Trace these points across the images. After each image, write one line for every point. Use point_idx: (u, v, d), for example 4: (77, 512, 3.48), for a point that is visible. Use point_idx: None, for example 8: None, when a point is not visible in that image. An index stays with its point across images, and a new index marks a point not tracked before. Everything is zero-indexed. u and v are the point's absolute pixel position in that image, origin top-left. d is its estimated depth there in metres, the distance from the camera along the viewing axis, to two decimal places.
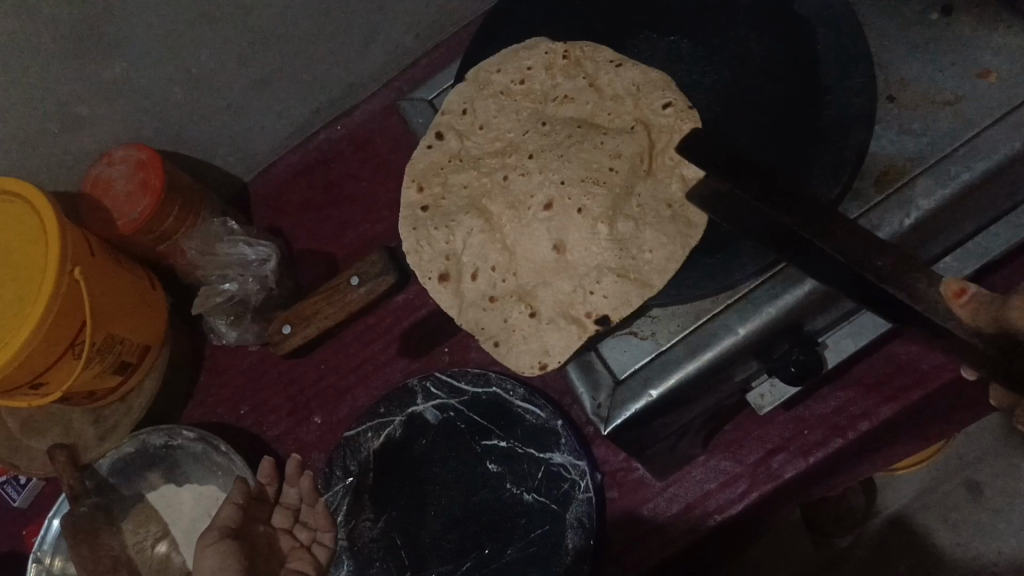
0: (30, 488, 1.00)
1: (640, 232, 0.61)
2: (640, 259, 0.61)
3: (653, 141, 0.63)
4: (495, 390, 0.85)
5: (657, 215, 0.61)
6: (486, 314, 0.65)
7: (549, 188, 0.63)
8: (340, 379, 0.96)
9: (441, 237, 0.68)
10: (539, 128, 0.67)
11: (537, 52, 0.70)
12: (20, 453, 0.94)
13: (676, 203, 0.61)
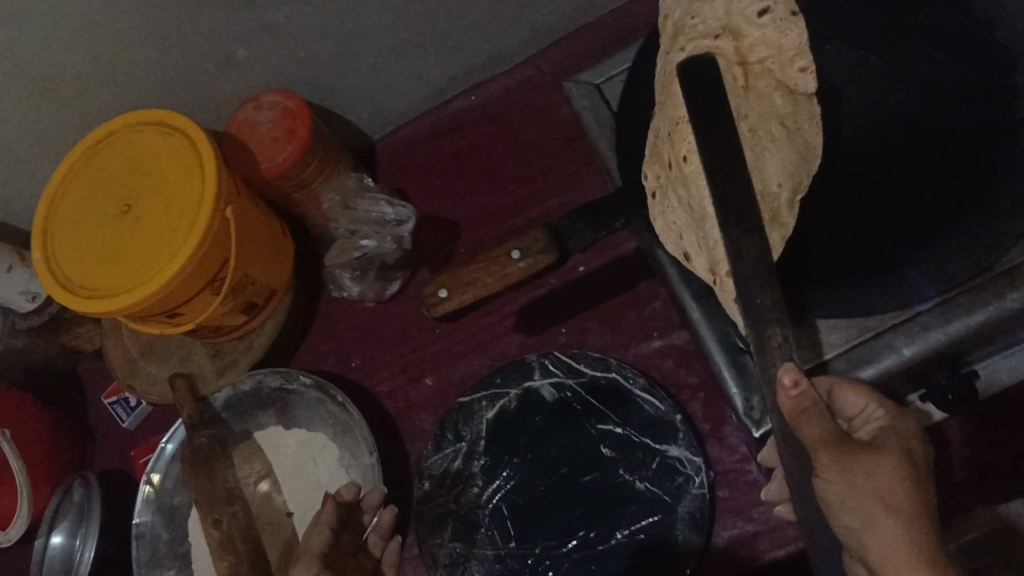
0: (140, 411, 1.05)
1: (762, 163, 0.57)
2: (769, 194, 0.56)
3: (744, 53, 0.59)
4: (614, 376, 0.87)
5: (772, 138, 0.58)
6: (718, 290, 0.59)
7: (678, 147, 0.59)
8: (453, 346, 0.97)
9: (672, 213, 0.63)
10: (679, 61, 0.60)
11: None
12: (139, 375, 0.98)
13: (789, 118, 0.58)
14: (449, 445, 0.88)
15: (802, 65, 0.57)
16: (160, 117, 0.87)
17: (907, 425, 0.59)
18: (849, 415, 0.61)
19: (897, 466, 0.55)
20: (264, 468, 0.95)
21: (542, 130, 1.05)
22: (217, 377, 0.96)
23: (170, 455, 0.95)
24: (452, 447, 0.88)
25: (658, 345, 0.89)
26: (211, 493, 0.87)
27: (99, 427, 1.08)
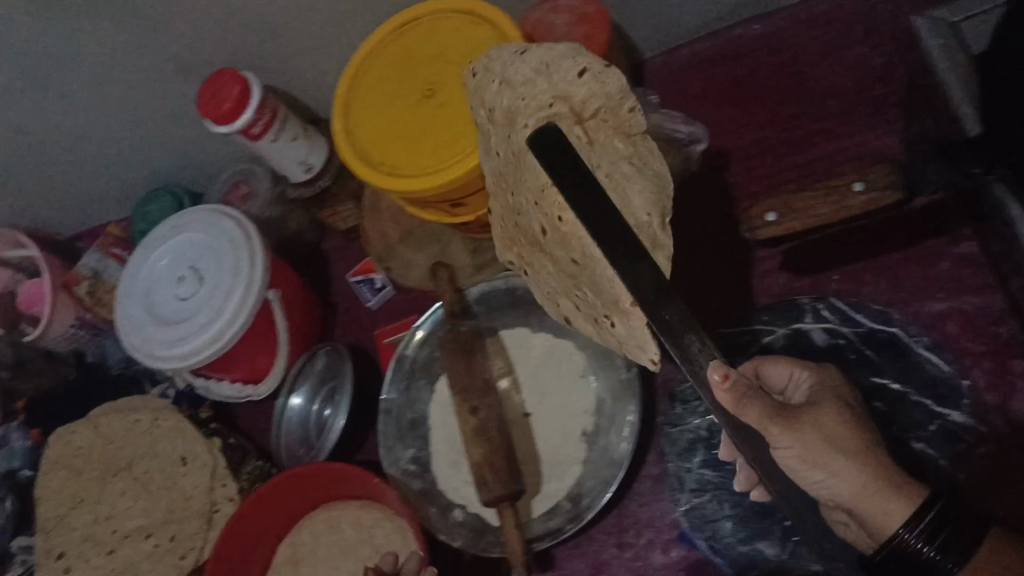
0: (383, 293, 1.08)
1: (630, 197, 0.59)
2: (643, 223, 0.58)
3: (603, 119, 0.63)
4: (894, 331, 0.85)
5: (624, 172, 0.60)
6: (618, 331, 0.61)
7: (633, 214, 0.58)
8: (710, 276, 0.95)
9: (574, 258, 0.64)
10: (557, 118, 0.63)
11: (528, 58, 0.68)
12: (397, 257, 1.02)
13: (634, 152, 0.61)
14: None
15: (630, 105, 0.62)
16: (470, 6, 0.87)
17: (829, 376, 0.72)
18: (782, 389, 0.75)
19: (834, 413, 0.66)
20: (505, 366, 0.97)
21: (832, 67, 0.99)
22: (474, 270, 0.99)
23: (423, 337, 0.98)
24: None
25: (942, 308, 0.85)
26: (468, 381, 0.89)
27: (341, 303, 1.12)
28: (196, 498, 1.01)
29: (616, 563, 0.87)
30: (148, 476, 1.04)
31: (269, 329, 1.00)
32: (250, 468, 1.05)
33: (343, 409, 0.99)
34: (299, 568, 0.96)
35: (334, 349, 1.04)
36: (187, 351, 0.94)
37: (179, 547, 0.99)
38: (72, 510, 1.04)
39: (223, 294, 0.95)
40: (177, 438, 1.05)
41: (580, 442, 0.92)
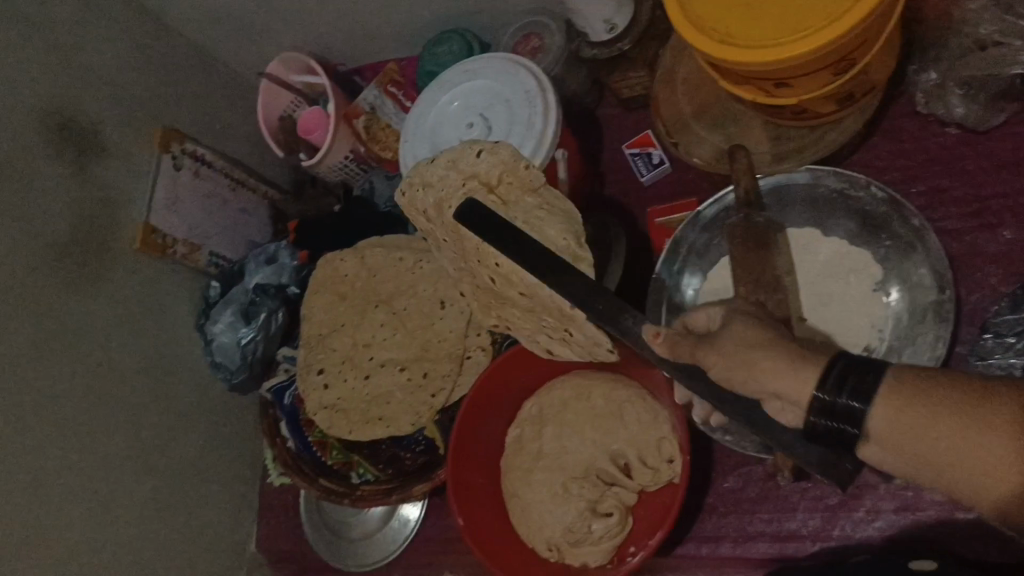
0: (660, 171, 1.03)
1: (544, 228, 0.84)
2: (558, 242, 0.83)
3: (500, 188, 0.88)
4: None
5: (537, 213, 0.86)
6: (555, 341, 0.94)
7: (528, 215, 0.86)
8: None
9: (484, 258, 0.91)
10: (476, 184, 0.88)
11: (436, 165, 0.92)
12: (688, 136, 0.97)
13: (548, 208, 0.86)
14: None
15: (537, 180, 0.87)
16: None
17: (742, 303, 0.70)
18: (706, 327, 0.75)
19: (744, 320, 0.64)
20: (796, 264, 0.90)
21: None
22: (771, 163, 0.93)
23: (705, 222, 0.94)
24: None
25: None
26: (757, 276, 0.83)
27: (610, 174, 1.09)
28: (451, 342, 1.03)
29: (884, 488, 0.83)
30: (405, 313, 1.07)
31: (548, 188, 0.98)
32: (504, 324, 1.05)
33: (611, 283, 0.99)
34: (545, 429, 0.98)
35: (603, 219, 1.02)
36: None
37: (429, 384, 1.02)
38: (332, 332, 1.08)
39: (512, 146, 0.94)
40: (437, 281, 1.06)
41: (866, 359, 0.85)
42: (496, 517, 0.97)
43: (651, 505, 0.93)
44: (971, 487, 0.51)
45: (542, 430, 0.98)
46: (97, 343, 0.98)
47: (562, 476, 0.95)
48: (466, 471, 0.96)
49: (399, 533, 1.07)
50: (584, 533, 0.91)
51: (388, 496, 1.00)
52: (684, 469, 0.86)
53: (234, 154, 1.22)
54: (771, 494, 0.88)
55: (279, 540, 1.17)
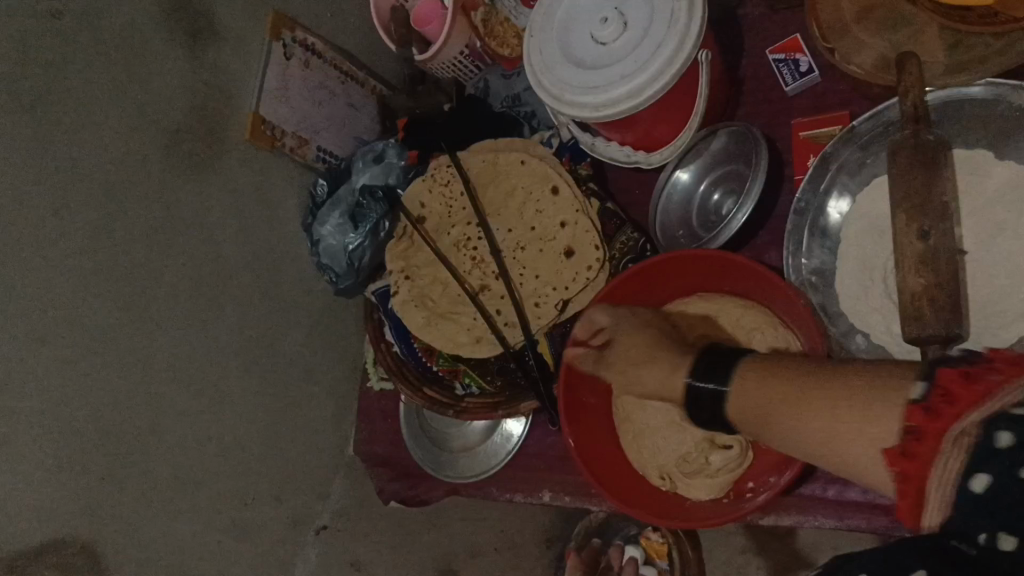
0: (807, 79, 0.94)
1: (516, 194, 1.03)
2: (520, 248, 1.01)
3: (499, 201, 1.04)
4: None
5: (536, 193, 1.01)
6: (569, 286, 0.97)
7: (567, 187, 0.99)
8: None
9: (537, 231, 1.01)
10: (497, 213, 1.04)
11: (424, 180, 1.06)
12: (848, 39, 0.87)
13: (563, 192, 0.99)
14: None
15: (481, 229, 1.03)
16: None
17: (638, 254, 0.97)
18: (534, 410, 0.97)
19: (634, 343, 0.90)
20: (969, 188, 0.81)
21: None
22: (947, 73, 0.81)
23: (860, 140, 0.84)
24: None
25: None
26: (924, 200, 0.71)
27: (750, 83, 1.00)
28: (569, 257, 0.98)
29: None
30: (521, 224, 1.02)
31: (688, 95, 0.90)
32: (623, 241, 0.98)
33: (749, 201, 0.89)
34: None
35: (742, 131, 0.94)
36: (602, 102, 0.88)
37: (544, 301, 0.98)
38: (444, 240, 1.05)
39: (652, 46, 0.85)
40: (552, 190, 1.00)
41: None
42: (607, 440, 0.94)
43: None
44: (836, 462, 0.55)
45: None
46: (209, 234, 0.97)
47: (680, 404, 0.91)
48: (579, 394, 0.92)
49: (502, 448, 1.05)
50: (700, 464, 0.87)
51: (495, 411, 0.98)
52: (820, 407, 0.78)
53: (343, 45, 1.16)
54: None
55: (377, 445, 1.16)
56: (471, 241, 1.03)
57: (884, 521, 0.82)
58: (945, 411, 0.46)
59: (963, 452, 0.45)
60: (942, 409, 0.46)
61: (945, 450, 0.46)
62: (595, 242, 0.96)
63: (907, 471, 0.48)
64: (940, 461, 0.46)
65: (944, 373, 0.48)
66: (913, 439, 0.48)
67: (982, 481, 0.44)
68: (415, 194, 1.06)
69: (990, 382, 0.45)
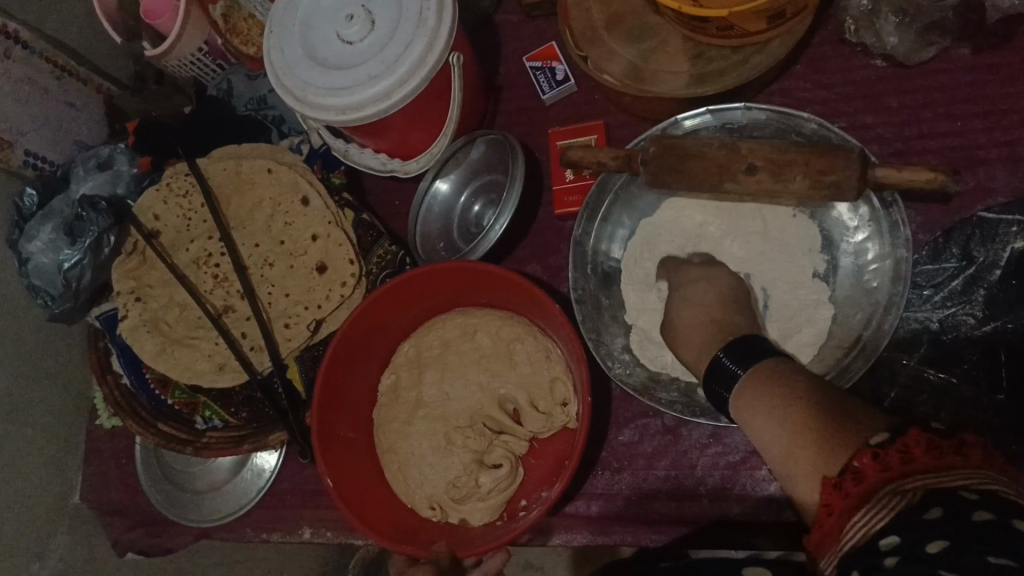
0: (563, 88, 0.93)
1: (262, 206, 0.94)
2: (267, 267, 0.92)
3: (243, 214, 0.94)
4: (967, 228, 0.75)
5: (284, 204, 0.93)
6: (322, 306, 0.89)
7: (318, 199, 0.92)
8: (976, 148, 0.79)
9: (287, 247, 0.92)
10: (241, 227, 0.94)
11: (156, 189, 0.94)
12: (599, 48, 0.86)
13: (313, 203, 0.92)
14: (953, 259, 0.75)
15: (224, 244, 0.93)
16: None
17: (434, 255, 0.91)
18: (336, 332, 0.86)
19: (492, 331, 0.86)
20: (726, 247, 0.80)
21: None
22: (690, 85, 0.82)
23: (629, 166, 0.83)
24: (956, 263, 0.75)
25: None
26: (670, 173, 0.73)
27: (507, 90, 0.97)
28: (321, 273, 0.90)
29: None
30: (269, 238, 0.93)
31: (441, 100, 0.86)
32: (381, 254, 0.92)
33: (507, 211, 0.85)
34: (426, 374, 0.87)
35: (500, 140, 0.90)
36: (349, 104, 0.81)
37: (295, 322, 0.89)
38: (180, 256, 0.93)
39: (400, 46, 0.80)
40: (301, 201, 0.92)
41: (819, 287, 0.77)
42: (369, 472, 0.86)
43: (545, 453, 0.85)
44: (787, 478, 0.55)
45: (431, 375, 0.87)
46: None
47: (447, 426, 0.85)
48: (335, 424, 0.84)
49: (254, 485, 0.95)
50: (471, 488, 0.81)
51: (240, 446, 0.89)
52: (585, 415, 0.74)
53: (61, 37, 1.02)
54: (669, 449, 0.82)
55: (112, 491, 1.02)
56: (210, 258, 0.93)
57: (648, 532, 0.81)
58: (888, 466, 0.46)
59: (865, 528, 0.46)
60: (889, 464, 0.46)
61: (872, 500, 0.46)
62: (348, 257, 0.89)
63: (831, 503, 0.48)
64: (864, 510, 0.46)
65: (911, 432, 0.47)
66: (851, 478, 0.48)
67: (891, 539, 0.44)
68: (148, 205, 0.94)
69: (894, 469, 0.46)
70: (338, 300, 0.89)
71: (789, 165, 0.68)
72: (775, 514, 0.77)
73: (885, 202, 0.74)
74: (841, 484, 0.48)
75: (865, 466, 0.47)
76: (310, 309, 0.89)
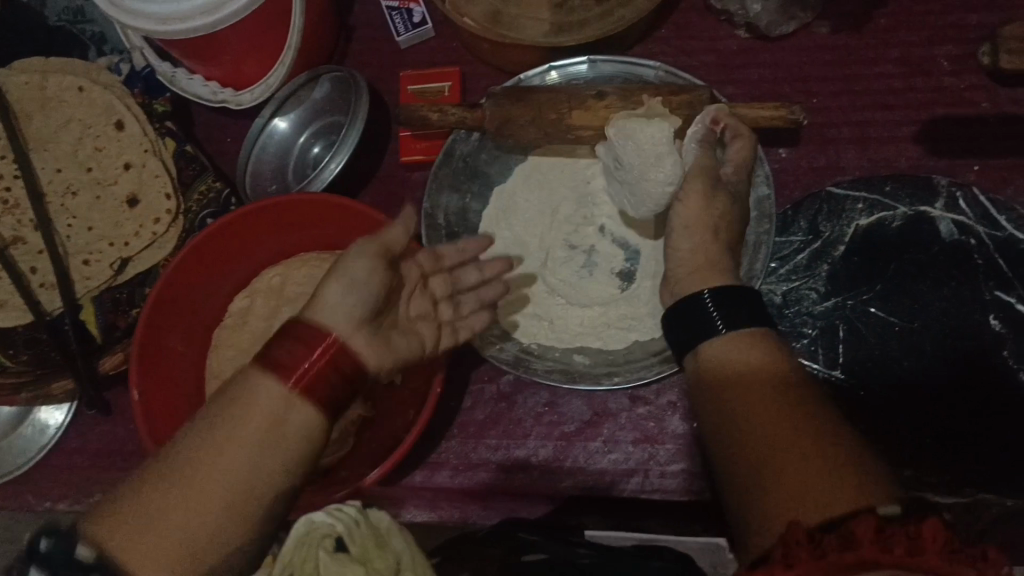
0: (419, 32, 0.87)
1: (68, 126, 0.82)
2: (68, 196, 0.81)
3: (44, 132, 0.82)
4: (818, 203, 0.74)
5: (97, 126, 0.82)
6: (131, 240, 0.79)
7: (137, 123, 0.81)
8: (828, 125, 0.78)
9: (97, 174, 0.82)
10: (42, 149, 0.82)
11: None
12: None
13: (131, 127, 0.81)
14: (800, 232, 0.73)
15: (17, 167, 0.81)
16: None
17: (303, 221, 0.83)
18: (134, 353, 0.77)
19: (327, 277, 0.78)
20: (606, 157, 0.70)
21: None
22: (552, 35, 0.78)
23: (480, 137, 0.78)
24: (803, 237, 0.73)
25: None
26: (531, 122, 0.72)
27: (359, 30, 0.90)
28: (132, 207, 0.80)
29: (625, 417, 0.75)
30: (74, 163, 0.82)
31: (279, 24, 0.78)
32: (203, 191, 0.82)
33: (344, 150, 0.79)
34: (250, 321, 0.78)
35: (344, 76, 0.83)
36: (169, 14, 0.72)
37: (96, 259, 0.79)
38: None
39: None
40: (115, 125, 0.81)
41: None
42: (190, 402, 0.76)
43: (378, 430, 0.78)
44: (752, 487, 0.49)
45: (268, 305, 0.79)
46: None
47: None
48: (166, 329, 0.75)
49: (34, 443, 0.83)
50: None
51: (17, 394, 0.78)
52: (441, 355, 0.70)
53: None
54: (502, 417, 0.77)
55: None
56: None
57: (474, 508, 0.75)
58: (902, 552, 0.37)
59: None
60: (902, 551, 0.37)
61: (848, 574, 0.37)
62: (166, 190, 0.80)
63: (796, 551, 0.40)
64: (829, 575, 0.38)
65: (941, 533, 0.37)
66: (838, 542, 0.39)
67: None
68: None
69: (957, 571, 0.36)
70: (149, 236, 0.79)
71: (639, 94, 0.70)
72: (614, 487, 0.74)
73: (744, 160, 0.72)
74: (816, 539, 0.40)
75: (863, 533, 0.39)
76: (115, 244, 0.79)
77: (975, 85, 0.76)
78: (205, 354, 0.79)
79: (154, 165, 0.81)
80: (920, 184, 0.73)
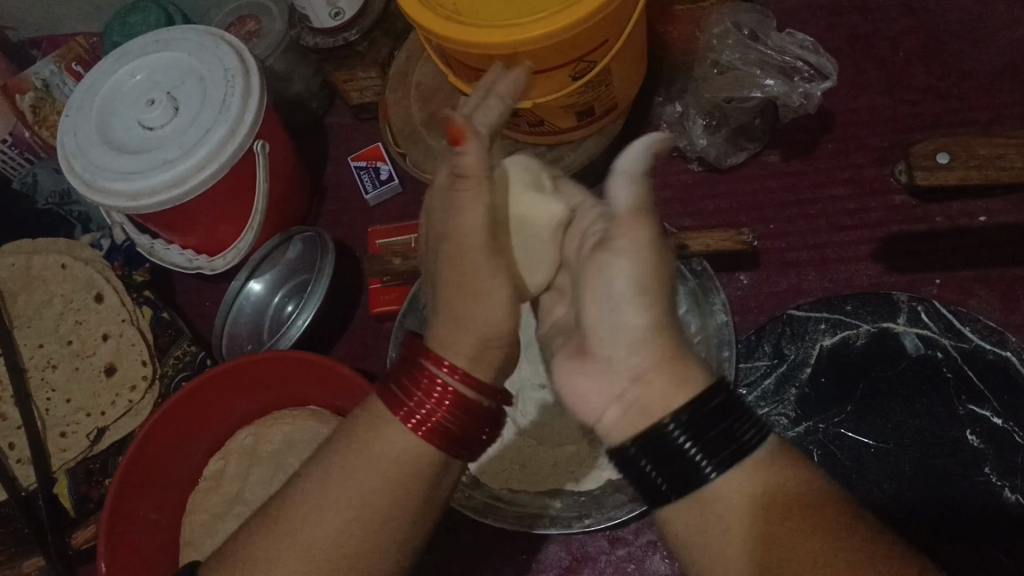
0: (386, 189, 0.90)
1: (51, 301, 0.85)
2: (48, 370, 0.83)
3: (28, 309, 0.85)
4: (778, 327, 0.74)
5: (77, 299, 0.84)
6: (107, 410, 0.81)
7: (116, 294, 0.84)
8: (786, 250, 0.79)
9: (76, 347, 0.83)
10: (26, 325, 0.84)
11: None
12: (418, 146, 0.83)
13: (110, 298, 0.84)
14: (764, 357, 0.73)
15: None
16: None
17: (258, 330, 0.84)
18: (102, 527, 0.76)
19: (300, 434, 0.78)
20: None
21: (981, 53, 0.80)
22: None
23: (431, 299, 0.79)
24: (768, 361, 0.73)
25: None
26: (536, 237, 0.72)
27: (332, 190, 0.94)
28: (109, 376, 0.82)
29: (605, 561, 0.72)
30: (55, 337, 0.84)
31: (247, 190, 0.82)
32: (178, 355, 0.84)
33: (312, 302, 0.82)
34: (222, 483, 0.79)
35: (313, 237, 0.87)
36: (138, 191, 0.75)
37: (73, 430, 0.80)
38: None
39: (200, 130, 0.76)
40: (95, 298, 0.84)
41: None
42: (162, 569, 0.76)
43: None
44: None
45: (241, 466, 0.79)
46: None
47: None
48: (137, 494, 0.74)
49: None
50: None
51: None
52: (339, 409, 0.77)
53: None
54: (481, 569, 0.74)
55: None
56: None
57: None
58: None
59: None
60: None
61: None
62: (142, 356, 0.82)
63: None
64: None
65: None
66: None
67: None
68: None
69: None
70: (127, 403, 0.81)
71: None
72: None
73: (703, 287, 0.73)
74: None
75: None
76: (91, 414, 0.80)
77: (927, 201, 0.77)
78: (178, 520, 0.79)
79: (131, 334, 0.82)
80: (881, 302, 0.72)
